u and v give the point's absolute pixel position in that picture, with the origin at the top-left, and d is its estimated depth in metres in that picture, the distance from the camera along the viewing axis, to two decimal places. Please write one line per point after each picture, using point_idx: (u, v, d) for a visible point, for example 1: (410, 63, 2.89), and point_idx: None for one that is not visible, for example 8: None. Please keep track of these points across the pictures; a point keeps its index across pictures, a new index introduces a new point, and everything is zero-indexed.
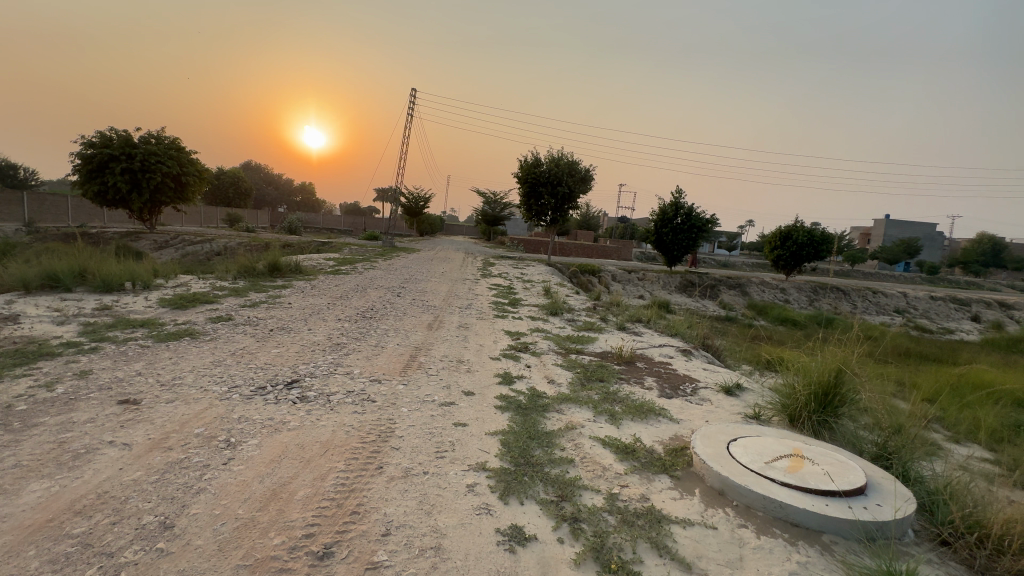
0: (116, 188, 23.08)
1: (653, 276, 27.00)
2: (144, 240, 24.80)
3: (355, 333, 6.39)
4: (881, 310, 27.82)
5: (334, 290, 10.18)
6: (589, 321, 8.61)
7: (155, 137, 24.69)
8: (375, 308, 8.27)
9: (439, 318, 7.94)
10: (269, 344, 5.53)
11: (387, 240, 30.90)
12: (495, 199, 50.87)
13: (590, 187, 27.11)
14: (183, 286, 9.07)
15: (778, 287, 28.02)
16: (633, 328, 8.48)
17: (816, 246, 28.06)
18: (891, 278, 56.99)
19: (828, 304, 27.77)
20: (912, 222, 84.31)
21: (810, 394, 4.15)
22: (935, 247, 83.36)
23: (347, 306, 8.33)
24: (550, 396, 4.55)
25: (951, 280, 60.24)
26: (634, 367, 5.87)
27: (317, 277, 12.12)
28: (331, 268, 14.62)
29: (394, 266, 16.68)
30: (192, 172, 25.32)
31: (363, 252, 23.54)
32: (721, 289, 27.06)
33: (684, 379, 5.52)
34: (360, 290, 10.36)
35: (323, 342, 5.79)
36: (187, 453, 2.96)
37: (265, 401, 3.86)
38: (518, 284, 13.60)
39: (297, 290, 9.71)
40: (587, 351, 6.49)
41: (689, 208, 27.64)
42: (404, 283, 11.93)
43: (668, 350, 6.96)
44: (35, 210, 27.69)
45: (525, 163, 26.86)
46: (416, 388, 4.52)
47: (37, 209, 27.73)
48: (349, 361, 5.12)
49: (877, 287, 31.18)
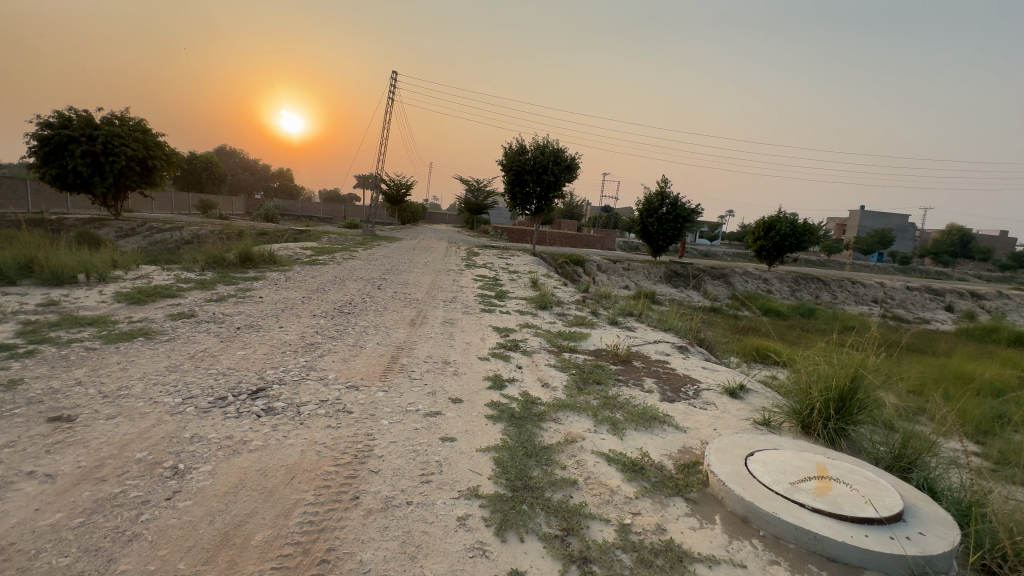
0: (76, 172, 21.76)
1: (638, 266, 26.84)
2: (109, 227, 23.55)
3: (332, 331, 5.89)
4: (860, 300, 28.26)
5: (309, 282, 9.59)
6: (581, 316, 8.26)
7: (118, 118, 23.33)
8: (353, 303, 7.74)
9: (423, 313, 7.48)
10: (234, 346, 5.01)
11: (367, 229, 30.06)
12: (479, 187, 50.09)
13: (576, 175, 26.68)
14: (144, 279, 8.40)
15: (761, 277, 28.18)
16: (626, 323, 8.15)
17: (799, 236, 28.25)
18: (867, 268, 58.26)
19: (809, 294, 28.05)
20: (886, 213, 86.35)
21: (826, 400, 3.84)
22: (908, 238, 85.60)
23: (323, 300, 7.79)
24: (545, 403, 4.17)
25: (923, 270, 61.96)
26: (631, 368, 5.53)
27: (292, 268, 11.49)
28: (308, 258, 13.95)
29: (375, 256, 16.04)
30: (159, 156, 24.05)
31: (343, 240, 22.75)
32: (705, 279, 27.08)
33: (686, 380, 5.20)
34: (338, 282, 9.80)
35: (296, 342, 5.29)
36: (123, 485, 2.49)
37: (224, 416, 3.38)
38: (504, 276, 13.18)
39: (270, 283, 9.11)
40: (581, 349, 6.13)
41: (674, 197, 27.49)
42: (386, 274, 11.40)
43: (665, 348, 6.65)
44: None
45: (510, 151, 26.27)
46: (398, 396, 4.08)
47: None
48: (324, 364, 4.65)
49: (856, 278, 31.67)
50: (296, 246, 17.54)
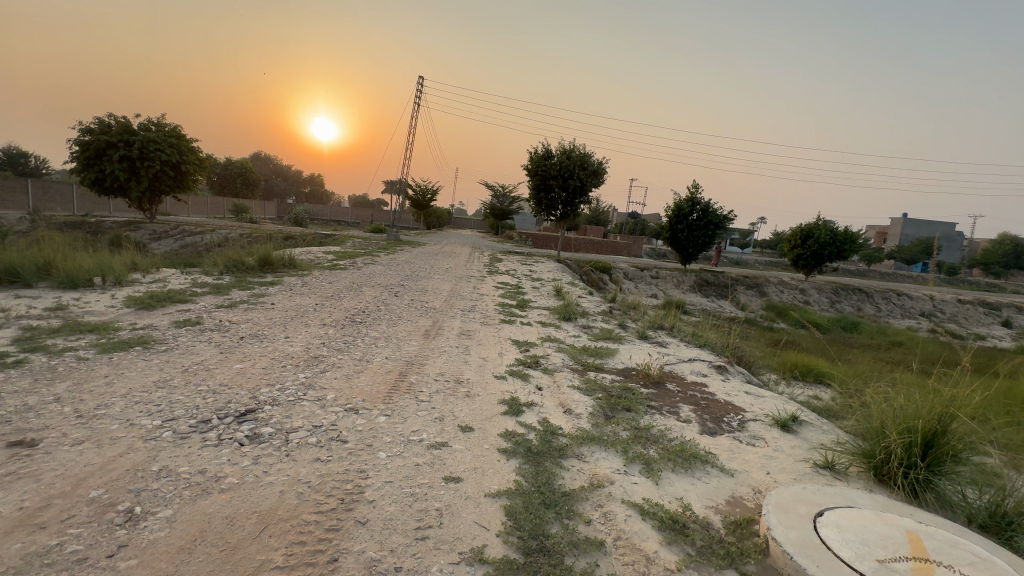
0: (114, 176, 22.44)
1: (667, 274, 25.92)
2: (144, 230, 24.23)
3: (339, 342, 5.51)
4: (906, 314, 26.57)
5: (326, 288, 9.32)
6: (608, 329, 7.68)
7: (154, 124, 24.01)
8: (367, 311, 7.37)
9: (440, 323, 7.04)
10: (232, 358, 4.67)
11: (392, 233, 30.08)
12: (504, 193, 49.85)
13: (603, 180, 26.01)
14: (160, 283, 8.27)
15: (797, 287, 26.83)
16: (657, 337, 7.51)
17: (839, 245, 26.79)
18: (910, 279, 55.31)
19: (850, 306, 26.52)
20: (931, 222, 82.09)
21: (907, 445, 3.19)
22: (955, 248, 81.10)
23: (336, 308, 7.46)
24: (567, 435, 3.65)
25: (973, 282, 58.44)
26: (665, 391, 4.94)
27: (311, 273, 11.30)
28: (329, 263, 13.78)
29: (396, 262, 15.80)
30: (192, 160, 24.62)
31: (366, 245, 22.72)
32: (737, 289, 25.93)
33: (728, 409, 4.57)
34: (354, 288, 9.50)
35: (298, 355, 4.91)
36: (62, 537, 2.10)
37: (201, 444, 2.99)
38: (527, 283, 12.69)
39: (285, 289, 8.87)
40: (607, 368, 5.57)
41: (705, 203, 26.49)
42: (404, 280, 11.08)
43: (702, 368, 6.00)
44: (39, 198, 27.29)
45: (535, 155, 25.86)
46: (400, 423, 3.61)
47: (41, 197, 27.33)
48: (324, 381, 4.25)
49: (901, 289, 29.86)
50: (320, 250, 17.51)
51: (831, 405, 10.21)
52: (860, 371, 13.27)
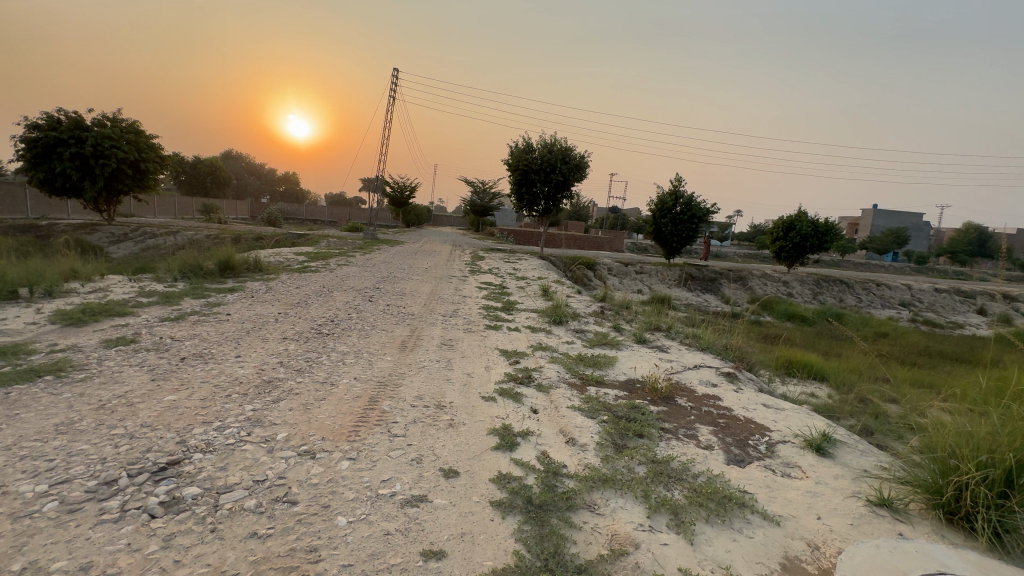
0: (65, 175, 20.89)
1: (651, 269, 25.62)
2: (101, 232, 22.69)
3: (301, 361, 4.75)
4: (886, 304, 26.83)
5: (293, 294, 8.49)
6: (603, 333, 7.08)
7: (109, 119, 22.50)
8: (336, 320, 6.59)
9: (418, 333, 6.32)
10: (165, 387, 3.87)
11: (369, 232, 28.99)
12: (484, 188, 48.99)
13: (585, 174, 25.47)
14: (99, 293, 7.32)
15: (780, 280, 26.82)
16: (656, 341, 6.94)
17: (821, 237, 26.85)
18: (883, 269, 56.59)
19: (832, 297, 26.65)
20: (900, 212, 84.43)
21: (991, 483, 2.62)
22: (923, 237, 83.63)
23: (301, 317, 6.65)
24: (575, 476, 3.00)
25: (943, 270, 60.16)
26: (676, 408, 4.34)
27: (277, 277, 10.41)
28: (299, 265, 12.86)
29: (373, 262, 14.92)
30: (152, 158, 23.18)
31: (342, 245, 21.69)
32: (722, 282, 25.76)
33: (751, 429, 4.00)
34: (325, 293, 8.68)
35: (248, 380, 4.14)
36: None
37: (96, 521, 2.24)
38: (511, 283, 12.03)
39: (245, 296, 7.99)
40: (609, 381, 4.95)
41: (689, 197, 26.19)
42: (380, 283, 10.29)
43: (710, 377, 5.42)
44: None
45: (516, 149, 25.14)
46: (368, 470, 2.90)
47: None
48: (275, 415, 3.49)
49: (880, 279, 30.20)
50: (290, 251, 16.51)
51: (829, 404, 9.86)
52: (852, 366, 13.07)
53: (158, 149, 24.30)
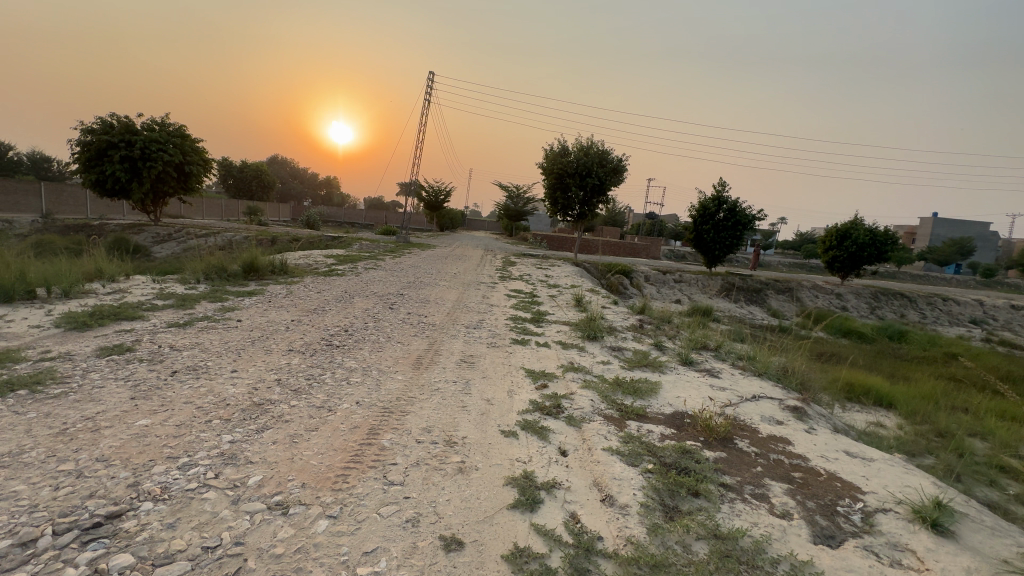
0: (115, 177, 21.73)
1: (691, 278, 24.37)
2: (147, 232, 23.52)
3: (301, 379, 4.22)
4: (954, 320, 24.51)
5: (312, 299, 8.09)
6: (643, 351, 6.31)
7: (157, 123, 23.37)
8: (350, 330, 6.09)
9: (437, 347, 5.72)
10: (141, 409, 3.39)
11: (402, 236, 28.95)
12: (518, 193, 48.54)
13: (622, 178, 24.53)
14: (117, 295, 7.13)
15: (833, 292, 24.97)
16: (706, 364, 6.09)
17: (880, 246, 24.80)
18: (946, 282, 52.50)
19: (892, 312, 24.57)
20: (964, 221, 78.56)
21: None
22: (990, 248, 77.47)
23: (314, 326, 6.18)
24: (614, 559, 2.28)
25: (1014, 284, 55.34)
26: (739, 454, 3.54)
27: (301, 280, 10.14)
28: (326, 269, 12.62)
29: (401, 266, 14.57)
30: (196, 161, 23.89)
31: (373, 248, 21.59)
32: (768, 293, 24.18)
33: (837, 489, 3.16)
34: (345, 299, 8.25)
35: (237, 401, 3.63)
36: None
37: None
38: (543, 291, 11.35)
39: (263, 301, 7.65)
40: (652, 414, 4.19)
41: (733, 202, 24.77)
42: (405, 288, 9.83)
43: (775, 412, 4.56)
44: (51, 201, 26.81)
45: (551, 153, 24.50)
46: (348, 536, 2.29)
47: (54, 200, 26.86)
48: (254, 450, 2.95)
49: (947, 294, 27.68)
50: (320, 254, 16.42)
51: (901, 436, 8.68)
52: (922, 392, 11.69)
53: (202, 152, 25.06)
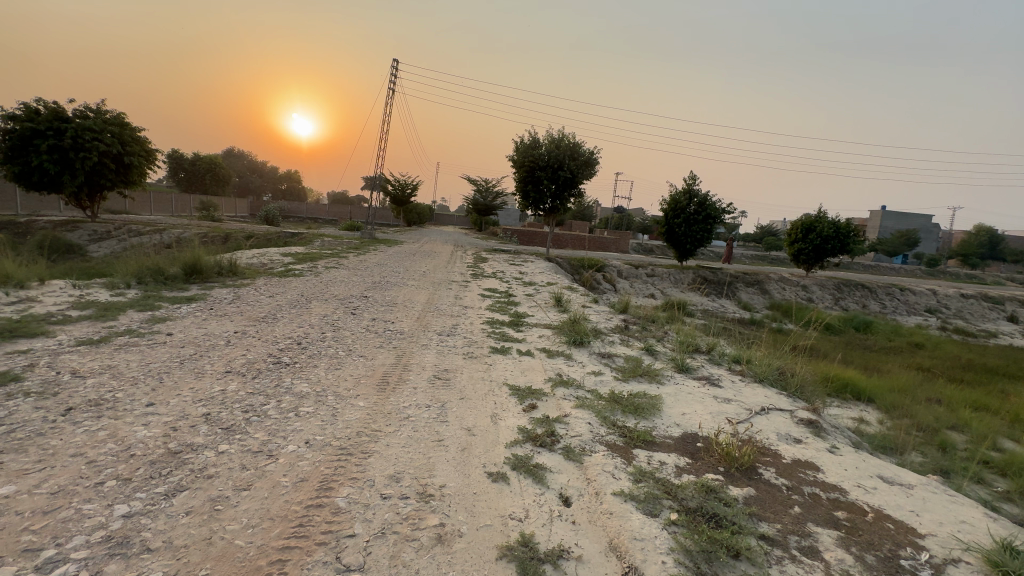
0: (42, 169, 19.63)
1: (663, 272, 24.31)
2: (82, 229, 21.47)
3: (236, 413, 3.40)
4: (912, 310, 25.37)
5: (262, 305, 7.15)
6: (636, 359, 5.76)
7: (91, 110, 21.32)
8: (304, 343, 5.27)
9: (405, 361, 4.98)
10: (10, 468, 2.54)
11: (368, 232, 27.69)
12: (488, 187, 47.67)
13: (594, 171, 24.12)
14: (21, 306, 6.01)
15: (799, 284, 25.41)
16: (704, 372, 5.57)
17: (843, 239, 25.37)
18: (895, 272, 55.14)
19: (854, 303, 25.23)
20: (909, 215, 82.91)
21: None
22: (933, 240, 82.08)
23: (261, 339, 5.32)
24: None
25: (956, 274, 58.67)
26: (771, 491, 2.99)
27: (251, 282, 9.13)
28: (282, 269, 11.57)
29: (365, 265, 13.62)
30: (136, 152, 21.93)
31: (335, 245, 20.37)
32: (738, 286, 24.36)
33: (894, 532, 2.65)
34: (301, 305, 7.35)
35: (146, 451, 2.81)
36: None
37: None
38: (518, 290, 10.72)
39: (204, 309, 6.68)
40: (661, 440, 3.61)
41: (703, 195, 24.78)
42: (369, 290, 8.98)
43: (791, 428, 4.06)
44: None
45: (521, 145, 23.81)
46: None
47: None
48: (157, 530, 2.16)
49: (903, 284, 28.72)
50: (276, 252, 15.20)
51: (886, 433, 8.51)
52: (896, 384, 11.74)
53: (144, 142, 23.07)
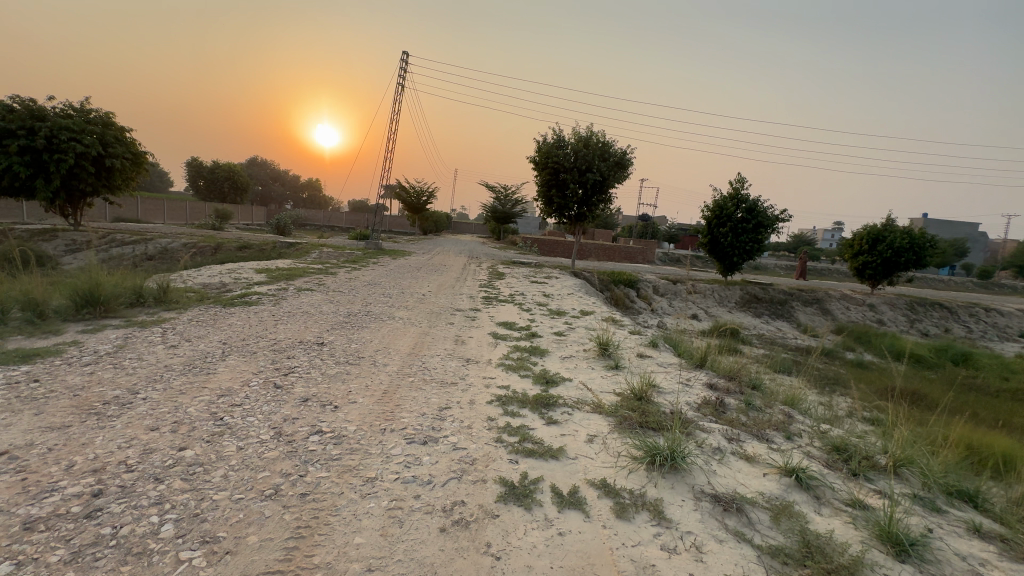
0: (13, 172, 17.77)
1: (706, 289, 21.19)
2: (61, 239, 19.60)
3: None
4: (1003, 335, 21.54)
5: (138, 368, 4.44)
6: (796, 518, 2.81)
7: (73, 108, 19.59)
8: (108, 493, 2.50)
9: (298, 560, 2.16)
10: None
11: (374, 241, 25.22)
12: (506, 194, 45.31)
13: (627, 173, 21.22)
14: None
15: (866, 303, 21.92)
16: (955, 560, 2.60)
17: (918, 251, 21.81)
18: (947, 285, 50.61)
19: (931, 326, 21.59)
20: (955, 224, 77.44)
21: None
22: (981, 250, 76.50)
23: (27, 479, 2.57)
24: None
25: (1013, 286, 53.59)
26: None
27: (168, 320, 6.50)
28: (238, 293, 8.97)
29: (353, 285, 11.02)
30: (120, 154, 19.99)
31: (332, 258, 17.86)
32: (793, 306, 21.03)
33: None
34: (203, 366, 4.62)
35: None
36: None
37: None
38: (542, 325, 7.90)
39: (24, 380, 3.96)
40: None
41: (752, 201, 21.56)
42: (330, 334, 6.22)
43: None
44: None
45: (544, 144, 21.12)
46: None
47: None
48: None
49: (985, 303, 24.73)
50: (252, 267, 12.81)
51: None
52: None
53: (132, 144, 21.19)
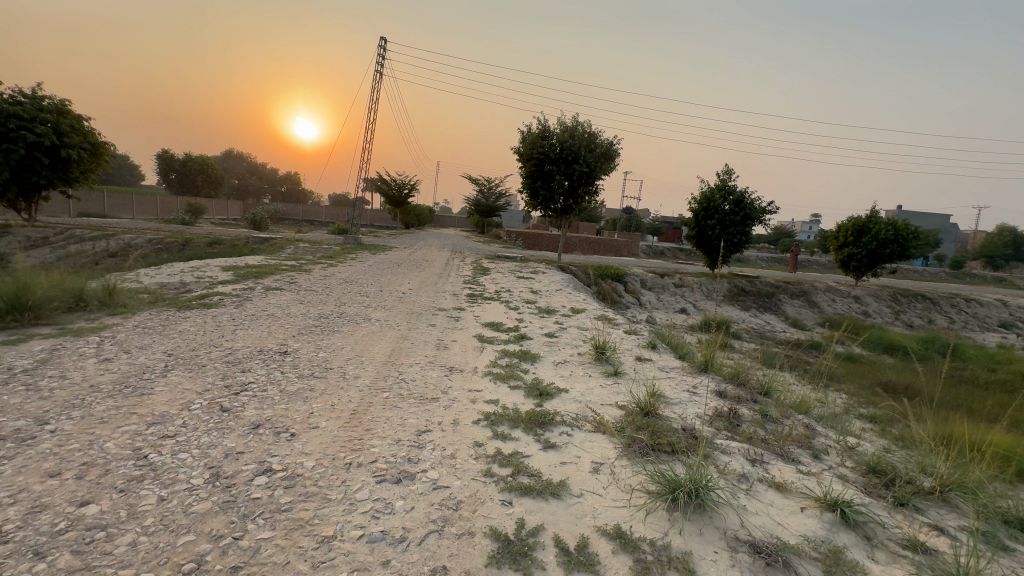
0: None
1: (694, 282, 20.87)
2: (14, 235, 18.30)
3: None
4: (984, 325, 21.74)
5: (55, 390, 3.71)
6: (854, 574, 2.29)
7: (24, 94, 18.23)
8: None
9: None
10: None
11: (353, 236, 24.33)
12: (490, 186, 44.47)
13: (613, 164, 20.71)
14: None
15: (851, 295, 21.89)
16: None
17: (903, 243, 21.84)
18: (922, 275, 51.67)
19: (914, 317, 21.68)
20: (929, 214, 79.18)
21: None
22: (953, 240, 78.46)
23: None
24: None
25: (984, 276, 54.97)
26: None
27: (109, 327, 5.72)
28: (199, 293, 8.19)
29: (328, 283, 10.26)
30: (77, 143, 18.71)
31: (308, 253, 17.01)
32: (781, 298, 20.87)
33: None
34: (137, 386, 3.91)
35: None
36: None
37: None
38: (531, 325, 7.31)
39: None
40: None
41: (739, 192, 21.24)
42: (295, 342, 5.52)
43: None
44: None
45: (528, 134, 20.46)
46: None
47: None
48: None
49: (965, 293, 24.97)
50: (219, 264, 11.94)
51: None
52: None
53: (91, 133, 19.89)
